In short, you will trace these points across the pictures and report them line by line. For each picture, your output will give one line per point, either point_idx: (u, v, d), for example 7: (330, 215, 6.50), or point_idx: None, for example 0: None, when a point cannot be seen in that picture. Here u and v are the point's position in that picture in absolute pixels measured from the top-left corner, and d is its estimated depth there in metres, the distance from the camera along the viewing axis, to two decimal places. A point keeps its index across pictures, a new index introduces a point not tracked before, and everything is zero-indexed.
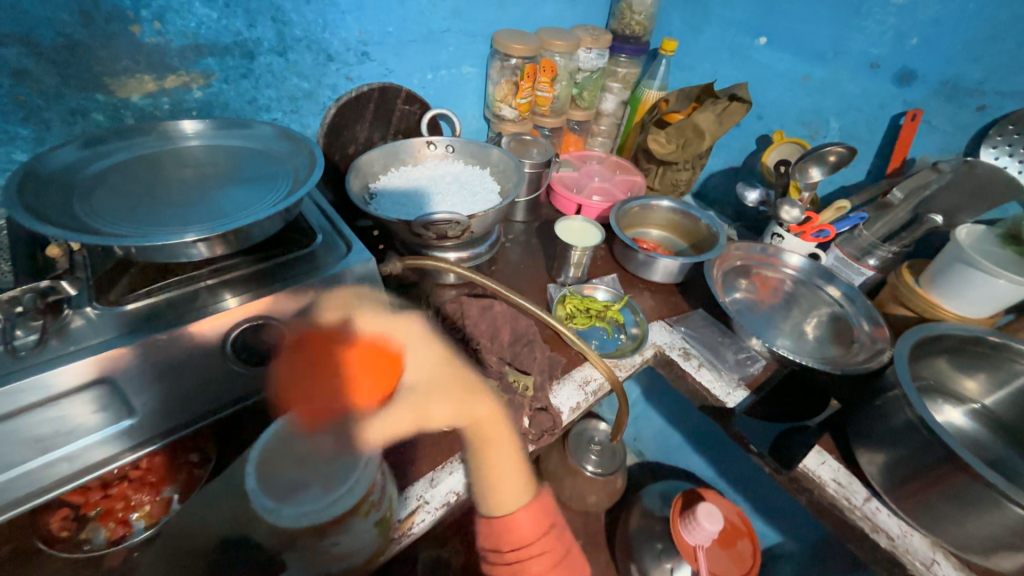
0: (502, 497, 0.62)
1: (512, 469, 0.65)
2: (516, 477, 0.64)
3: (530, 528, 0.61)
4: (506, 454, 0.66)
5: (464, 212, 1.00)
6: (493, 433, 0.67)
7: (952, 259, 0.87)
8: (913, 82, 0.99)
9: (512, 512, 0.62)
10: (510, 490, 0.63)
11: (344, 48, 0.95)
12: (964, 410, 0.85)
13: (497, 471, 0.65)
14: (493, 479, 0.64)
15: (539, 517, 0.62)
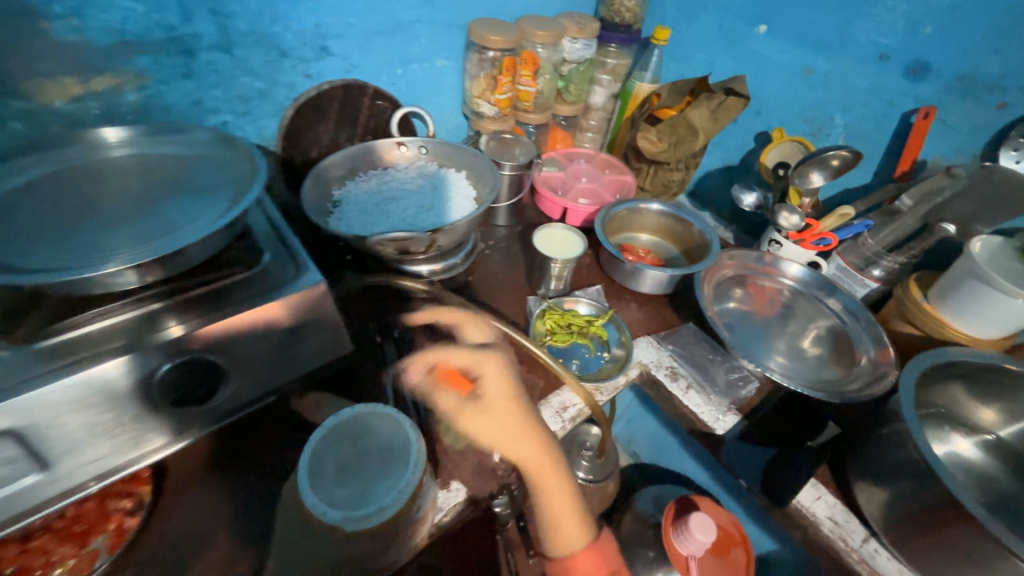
0: (566, 538, 0.67)
1: (575, 510, 0.69)
2: (570, 518, 0.68)
3: (595, 569, 0.66)
4: (563, 496, 0.69)
5: (434, 222, 0.92)
6: (548, 479, 0.70)
7: (964, 275, 0.79)
8: (928, 76, 0.90)
9: (573, 553, 0.66)
10: (569, 529, 0.68)
11: (299, 42, 0.86)
12: (975, 441, 0.78)
13: (557, 512, 0.68)
14: (555, 518, 0.68)
15: (603, 555, 0.67)
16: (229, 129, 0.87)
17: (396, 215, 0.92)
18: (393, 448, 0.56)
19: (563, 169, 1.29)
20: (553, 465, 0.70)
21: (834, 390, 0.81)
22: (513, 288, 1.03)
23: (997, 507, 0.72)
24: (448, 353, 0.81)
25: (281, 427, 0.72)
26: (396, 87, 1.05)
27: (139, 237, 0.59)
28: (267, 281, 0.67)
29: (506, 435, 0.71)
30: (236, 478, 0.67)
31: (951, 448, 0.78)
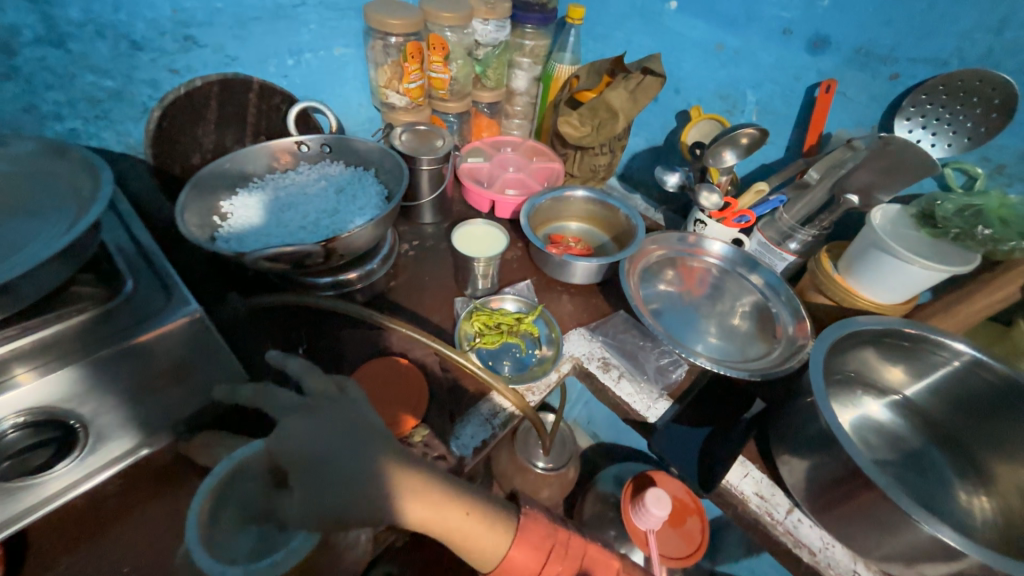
0: (467, 549, 0.50)
1: (468, 514, 0.49)
2: (480, 526, 0.49)
3: (526, 560, 0.51)
4: (461, 507, 0.49)
5: (339, 228, 0.86)
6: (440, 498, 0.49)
7: (867, 246, 0.81)
8: (827, 49, 0.91)
9: (504, 555, 0.50)
10: (487, 541, 0.50)
11: (155, 33, 0.75)
12: (886, 403, 0.82)
13: (451, 531, 0.49)
14: (463, 540, 0.49)
15: (532, 542, 0.51)
16: (81, 136, 0.77)
17: (295, 224, 0.86)
18: (343, 475, 0.46)
19: (489, 159, 1.21)
20: (425, 484, 0.49)
21: (751, 366, 0.84)
22: (439, 290, 0.97)
23: (907, 465, 0.75)
24: (366, 369, 0.73)
25: (168, 474, 0.65)
26: (289, 81, 0.95)
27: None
28: (132, 313, 0.59)
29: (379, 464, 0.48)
30: (115, 540, 0.60)
31: (863, 411, 0.81)
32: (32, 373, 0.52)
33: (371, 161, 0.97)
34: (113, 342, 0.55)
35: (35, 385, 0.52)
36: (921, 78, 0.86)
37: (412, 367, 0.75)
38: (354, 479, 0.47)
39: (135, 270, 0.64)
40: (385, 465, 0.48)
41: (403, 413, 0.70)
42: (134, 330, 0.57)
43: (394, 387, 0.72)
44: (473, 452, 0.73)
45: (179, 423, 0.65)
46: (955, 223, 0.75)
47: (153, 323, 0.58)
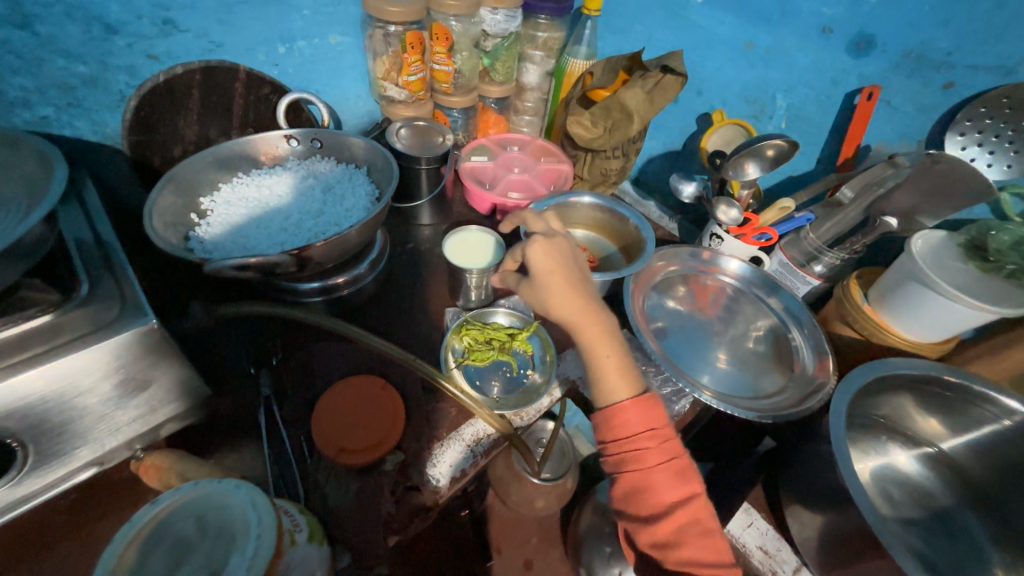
0: (612, 390, 0.61)
1: (621, 361, 0.62)
2: (619, 369, 0.61)
3: (639, 420, 0.59)
4: (608, 350, 0.62)
5: (322, 233, 0.81)
6: (592, 332, 0.62)
7: (905, 275, 0.72)
8: (872, 51, 0.81)
9: (618, 402, 0.60)
10: (615, 382, 0.61)
11: (130, 15, 0.70)
12: (916, 454, 0.73)
13: (603, 365, 0.61)
14: (600, 373, 0.62)
15: (648, 411, 0.59)
16: (53, 125, 0.73)
17: (277, 226, 0.82)
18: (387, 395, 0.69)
19: (494, 157, 1.12)
20: (576, 287, 0.64)
21: (761, 404, 0.76)
22: (430, 299, 0.91)
23: (934, 528, 0.67)
24: (339, 389, 0.68)
25: (124, 490, 0.62)
26: (280, 70, 0.90)
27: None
28: (88, 321, 0.54)
29: (545, 294, 0.63)
30: (58, 561, 0.56)
31: (889, 463, 0.72)
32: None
33: (363, 160, 0.92)
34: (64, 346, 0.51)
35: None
36: (980, 88, 0.76)
37: (390, 388, 0.70)
38: (547, 281, 0.64)
39: (91, 271, 0.58)
40: (554, 281, 0.63)
41: (376, 433, 0.65)
42: (93, 335, 0.53)
43: (369, 409, 0.67)
44: (450, 482, 0.66)
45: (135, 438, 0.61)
46: (1012, 257, 0.66)
47: (108, 333, 0.53)
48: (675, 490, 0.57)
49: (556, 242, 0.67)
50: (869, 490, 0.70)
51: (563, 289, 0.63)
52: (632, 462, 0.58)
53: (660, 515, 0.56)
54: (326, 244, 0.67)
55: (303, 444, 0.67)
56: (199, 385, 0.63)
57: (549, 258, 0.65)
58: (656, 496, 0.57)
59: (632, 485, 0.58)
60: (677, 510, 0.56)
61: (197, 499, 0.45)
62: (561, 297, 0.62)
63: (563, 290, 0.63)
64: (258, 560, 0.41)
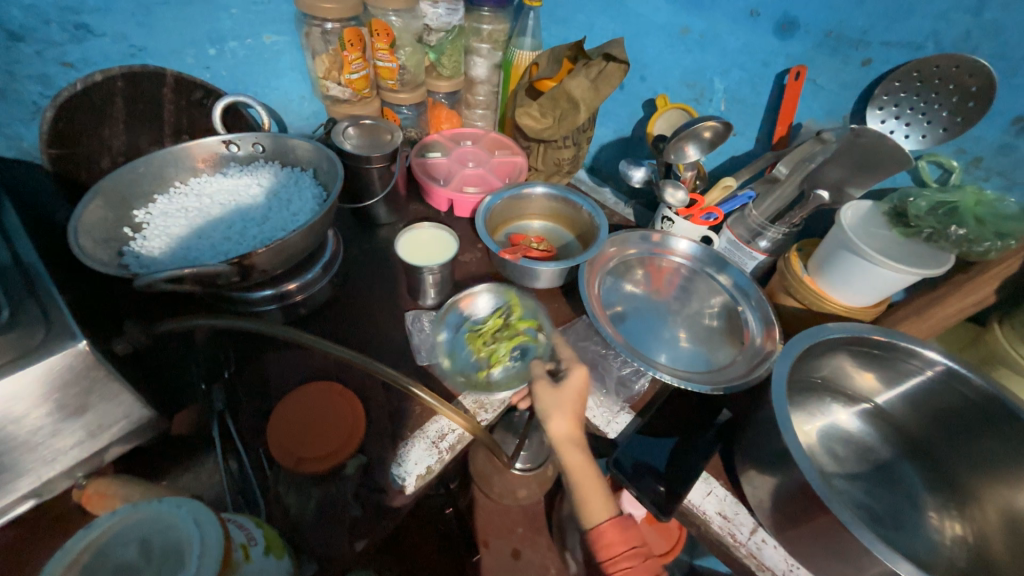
0: (592, 511, 0.64)
1: (602, 486, 0.65)
2: (599, 491, 0.65)
3: (621, 541, 0.62)
4: (594, 482, 0.65)
5: (267, 240, 0.79)
6: (578, 456, 0.66)
7: (838, 245, 0.76)
8: (796, 33, 0.84)
9: (598, 524, 0.63)
10: (598, 503, 0.64)
11: (36, 21, 0.67)
12: (856, 411, 0.78)
13: (587, 492, 0.65)
14: (582, 494, 0.65)
15: (627, 531, 0.63)
16: None
17: (219, 235, 0.80)
18: (349, 403, 0.69)
19: (448, 153, 1.11)
20: (576, 413, 0.67)
21: (713, 377, 0.79)
22: (390, 300, 0.90)
23: (876, 479, 0.72)
24: (299, 397, 0.68)
25: (70, 517, 0.60)
26: (213, 73, 0.87)
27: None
28: (10, 348, 0.50)
29: (560, 409, 0.67)
30: None
31: (833, 422, 0.77)
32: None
33: (309, 163, 0.89)
34: None
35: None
36: (894, 63, 0.80)
37: (348, 393, 0.70)
38: (556, 395, 0.67)
39: (12, 292, 0.55)
40: (564, 404, 0.67)
41: (336, 441, 0.65)
42: (17, 362, 0.50)
43: (329, 415, 0.67)
44: (415, 481, 0.65)
45: (79, 466, 0.58)
46: (928, 222, 0.71)
47: (32, 359, 0.51)
48: None
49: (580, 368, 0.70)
50: (814, 450, 0.74)
51: (574, 410, 0.67)
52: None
53: None
54: (268, 251, 0.66)
55: (261, 454, 0.66)
56: (146, 404, 0.61)
57: (572, 381, 0.69)
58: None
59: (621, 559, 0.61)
60: None
61: (139, 523, 0.44)
62: (565, 414, 0.66)
63: (568, 413, 0.67)
64: None
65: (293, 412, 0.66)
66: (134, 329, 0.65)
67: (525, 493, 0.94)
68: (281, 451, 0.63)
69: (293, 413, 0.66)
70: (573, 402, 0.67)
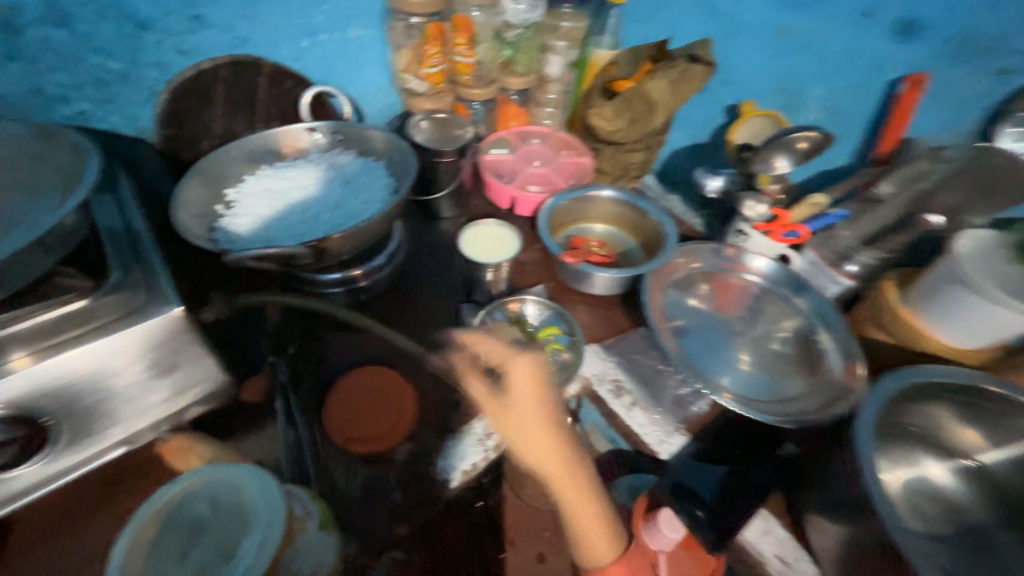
0: (596, 555, 0.57)
1: (604, 523, 0.58)
2: (600, 530, 0.58)
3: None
4: (594, 522, 0.57)
5: (341, 225, 0.83)
6: (573, 487, 0.58)
7: (946, 277, 0.68)
8: (917, 36, 0.76)
9: (601, 568, 0.57)
10: (601, 543, 0.57)
11: (160, 12, 0.73)
12: (952, 467, 0.69)
13: (589, 532, 0.58)
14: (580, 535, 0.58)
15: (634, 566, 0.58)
16: (89, 119, 0.77)
17: (296, 218, 0.84)
18: (404, 394, 0.71)
19: (514, 151, 1.10)
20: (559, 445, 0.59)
21: (782, 409, 0.73)
22: (446, 293, 0.91)
23: (970, 546, 0.64)
24: (362, 381, 0.71)
25: (149, 470, 0.65)
26: (303, 63, 0.91)
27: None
28: (119, 306, 0.56)
29: (523, 435, 0.59)
30: (90, 533, 0.59)
31: (922, 475, 0.68)
32: (28, 359, 0.51)
33: (384, 154, 0.93)
34: (98, 326, 0.55)
35: (34, 370, 0.51)
36: None
37: (398, 381, 0.72)
38: (530, 421, 0.60)
39: (121, 259, 0.61)
40: (519, 430, 0.59)
41: (390, 428, 0.68)
42: (129, 319, 0.56)
43: (386, 401, 0.70)
44: (461, 475, 0.66)
45: (160, 421, 0.63)
46: None
47: (136, 320, 0.56)
48: None
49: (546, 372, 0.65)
50: (898, 503, 0.66)
51: (541, 435, 0.59)
52: None
53: None
54: (343, 236, 0.68)
55: (316, 430, 0.68)
56: (221, 371, 0.65)
57: (530, 382, 0.63)
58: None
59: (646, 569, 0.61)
60: None
61: (209, 484, 0.48)
62: (539, 431, 0.59)
63: (516, 437, 0.59)
64: (265, 547, 0.42)
65: (356, 396, 0.69)
66: None
67: None
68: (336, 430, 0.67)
69: (356, 398, 0.69)
70: (528, 415, 0.61)
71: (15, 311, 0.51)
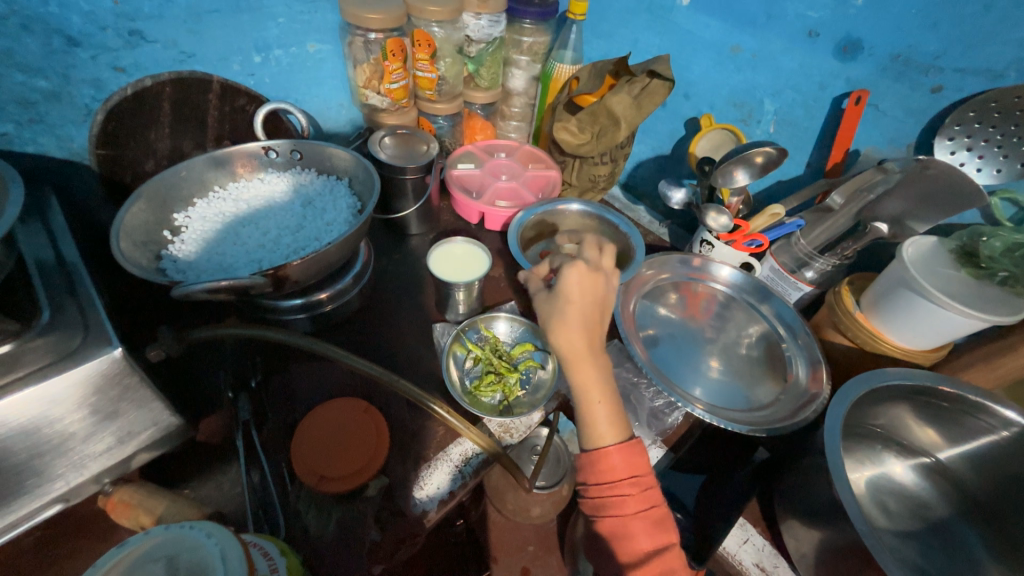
0: (599, 433, 0.59)
1: (612, 409, 0.60)
2: (610, 415, 0.60)
3: (623, 466, 0.57)
4: (599, 392, 0.60)
5: (302, 249, 0.79)
6: (586, 371, 0.61)
7: (897, 282, 0.72)
8: (859, 55, 0.81)
9: (604, 447, 0.58)
10: (608, 425, 0.60)
11: (94, 27, 0.68)
12: (913, 464, 0.74)
13: (591, 405, 0.60)
14: (590, 418, 0.60)
15: (632, 457, 0.58)
16: (15, 142, 0.71)
17: (254, 242, 0.80)
18: (370, 428, 0.67)
19: (481, 165, 1.08)
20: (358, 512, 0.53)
21: (753, 416, 0.74)
22: (418, 313, 0.88)
23: (931, 539, 0.68)
24: (328, 409, 0.67)
25: (92, 524, 0.59)
26: (257, 80, 0.87)
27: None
28: (48, 351, 0.51)
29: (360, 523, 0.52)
30: None
31: (887, 473, 0.73)
32: None
33: (346, 171, 0.89)
34: (23, 378, 0.49)
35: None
36: (967, 92, 0.77)
37: (373, 411, 0.68)
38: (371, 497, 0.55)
39: (54, 297, 0.55)
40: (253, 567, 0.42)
41: (356, 457, 0.63)
42: (54, 367, 0.50)
43: (351, 431, 0.66)
44: (438, 505, 0.64)
45: (105, 470, 0.58)
46: (1003, 264, 0.67)
47: (71, 364, 0.51)
48: (649, 539, 0.55)
49: (595, 277, 0.65)
50: (865, 502, 0.70)
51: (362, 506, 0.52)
52: (612, 507, 0.57)
53: (639, 563, 0.55)
54: (303, 261, 0.65)
55: (283, 468, 0.64)
56: (172, 412, 0.61)
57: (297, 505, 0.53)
58: (631, 545, 0.55)
59: (609, 531, 0.57)
60: (652, 561, 0.54)
61: (167, 542, 0.43)
62: (573, 329, 0.61)
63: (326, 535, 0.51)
64: None
65: (319, 424, 0.66)
66: (168, 337, 0.64)
67: (539, 512, 0.86)
68: (297, 455, 0.63)
69: (321, 427, 0.66)
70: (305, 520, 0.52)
71: None
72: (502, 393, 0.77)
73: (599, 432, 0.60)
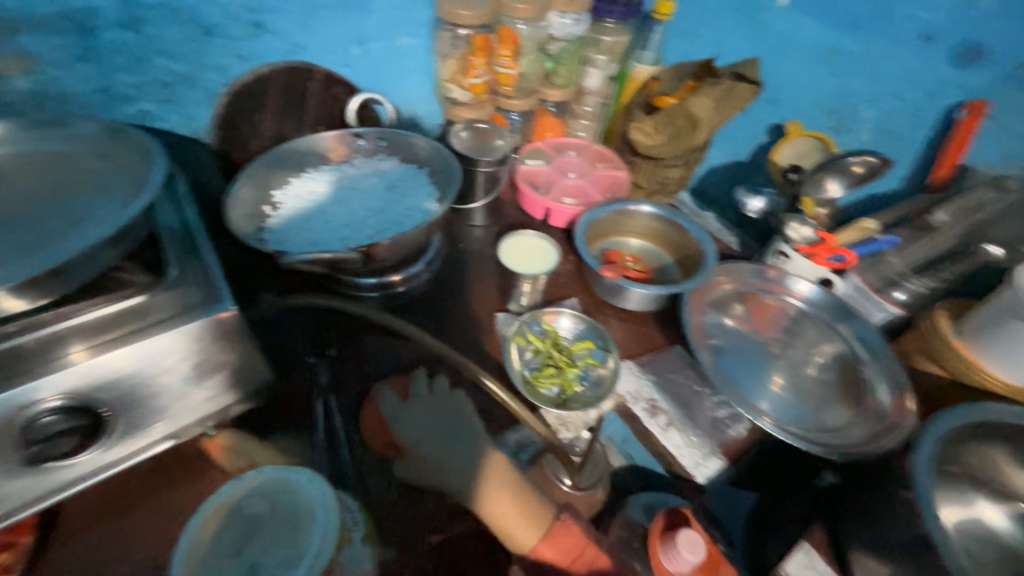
0: (518, 539, 0.59)
1: (516, 504, 0.60)
2: (515, 512, 0.59)
3: (558, 557, 0.59)
4: (496, 487, 0.61)
5: (383, 231, 0.83)
6: (480, 478, 0.62)
7: (1002, 312, 0.69)
8: (981, 61, 0.79)
9: (531, 548, 0.59)
10: (518, 524, 0.59)
11: (224, 18, 0.76)
12: (1008, 510, 0.68)
13: (497, 510, 0.60)
14: (504, 522, 0.59)
15: (561, 545, 0.59)
16: (151, 119, 0.80)
17: (341, 221, 0.85)
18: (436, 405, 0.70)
19: (550, 161, 1.09)
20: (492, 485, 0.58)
21: (826, 437, 0.71)
22: (482, 302, 0.91)
23: None
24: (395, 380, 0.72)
25: (190, 463, 0.66)
26: (352, 70, 0.93)
27: (1, 255, 0.50)
28: (172, 303, 0.57)
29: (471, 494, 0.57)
30: (138, 521, 0.62)
31: (975, 516, 0.68)
32: (85, 353, 0.53)
33: (423, 160, 0.94)
34: (153, 325, 0.56)
35: (87, 365, 0.53)
36: None
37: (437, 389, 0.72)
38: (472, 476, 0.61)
39: (179, 256, 0.62)
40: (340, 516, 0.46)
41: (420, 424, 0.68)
42: (177, 319, 0.57)
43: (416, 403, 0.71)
44: None
45: (206, 416, 0.65)
46: None
47: (191, 318, 0.57)
48: None
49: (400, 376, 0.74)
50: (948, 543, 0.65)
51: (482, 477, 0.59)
52: None
53: None
54: (390, 241, 0.69)
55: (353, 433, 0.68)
56: (264, 369, 0.67)
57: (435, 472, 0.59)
58: None
59: None
60: None
61: (268, 481, 0.48)
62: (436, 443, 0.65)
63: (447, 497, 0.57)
64: (317, 560, 0.42)
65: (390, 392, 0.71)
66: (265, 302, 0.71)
67: None
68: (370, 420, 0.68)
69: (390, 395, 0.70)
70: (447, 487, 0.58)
71: (81, 305, 0.53)
72: (560, 386, 0.78)
73: (521, 537, 0.59)
